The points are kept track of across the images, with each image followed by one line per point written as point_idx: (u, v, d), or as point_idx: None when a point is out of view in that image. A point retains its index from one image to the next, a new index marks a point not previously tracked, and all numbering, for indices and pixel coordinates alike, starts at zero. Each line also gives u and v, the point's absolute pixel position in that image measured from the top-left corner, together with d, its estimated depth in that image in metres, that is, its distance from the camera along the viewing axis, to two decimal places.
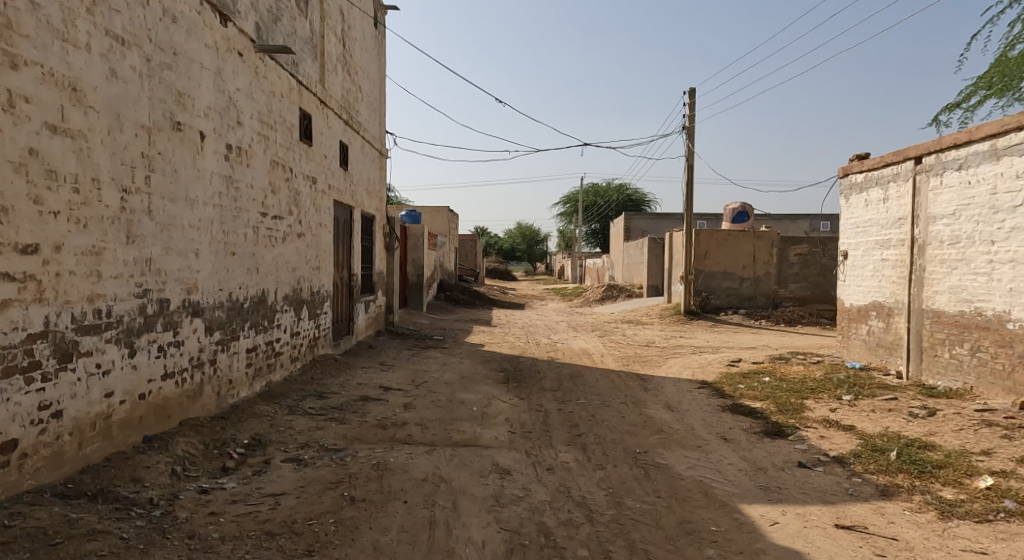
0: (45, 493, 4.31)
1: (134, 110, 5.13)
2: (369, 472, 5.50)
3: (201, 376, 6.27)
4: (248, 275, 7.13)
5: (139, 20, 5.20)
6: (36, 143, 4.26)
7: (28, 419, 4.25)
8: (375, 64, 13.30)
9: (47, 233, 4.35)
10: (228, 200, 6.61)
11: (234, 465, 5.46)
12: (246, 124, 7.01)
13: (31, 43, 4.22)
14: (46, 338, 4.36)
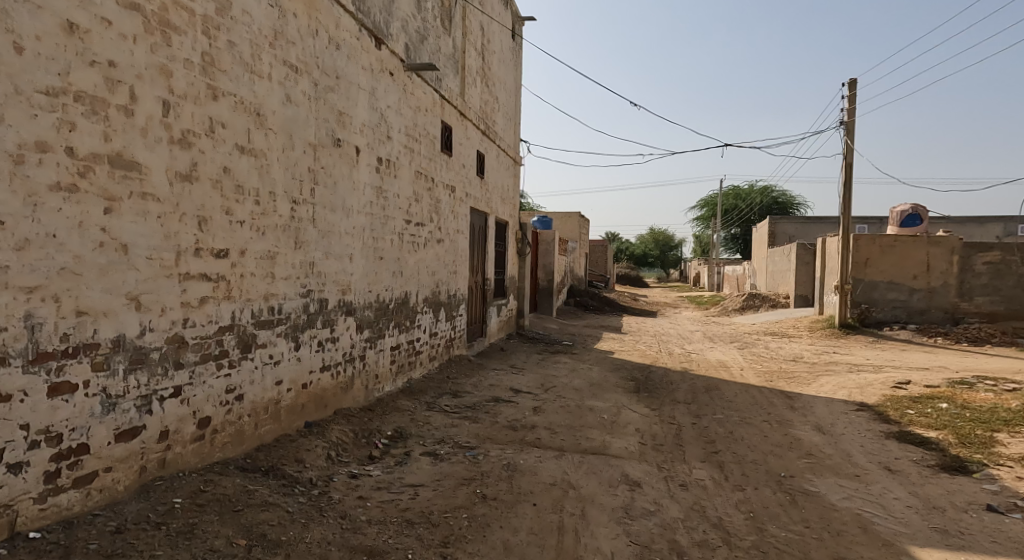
0: (230, 464, 4.94)
1: (303, 130, 5.75)
2: (500, 471, 5.82)
3: (353, 370, 6.88)
4: (394, 278, 7.72)
5: (310, 50, 5.82)
6: (230, 162, 4.89)
7: (218, 400, 4.88)
8: (511, 75, 13.79)
9: (235, 240, 4.98)
10: (378, 209, 7.20)
11: (379, 454, 5.97)
12: (395, 139, 7.60)
13: (228, 76, 4.85)
14: (232, 331, 4.99)
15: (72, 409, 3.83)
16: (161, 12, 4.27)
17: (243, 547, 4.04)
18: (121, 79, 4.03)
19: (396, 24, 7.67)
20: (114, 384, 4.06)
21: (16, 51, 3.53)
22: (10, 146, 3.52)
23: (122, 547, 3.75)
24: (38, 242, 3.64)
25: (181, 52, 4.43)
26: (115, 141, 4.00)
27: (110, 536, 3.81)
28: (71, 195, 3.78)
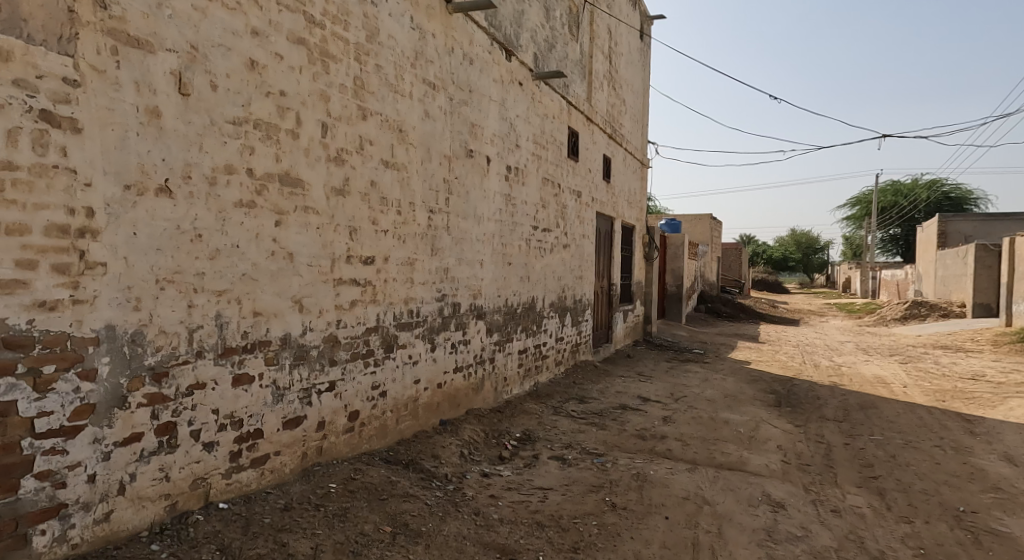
0: (375, 456, 5.32)
1: (440, 142, 6.09)
2: (630, 481, 5.86)
3: (483, 372, 7.17)
4: (522, 283, 7.96)
5: (446, 67, 6.16)
6: (376, 176, 5.29)
7: (365, 395, 5.27)
8: (639, 76, 13.75)
9: (380, 248, 5.37)
10: (507, 216, 7.47)
11: (509, 455, 6.19)
12: (523, 147, 7.85)
13: (376, 97, 5.26)
14: (377, 332, 5.38)
15: (250, 397, 4.29)
16: (321, 44, 4.70)
17: (388, 533, 4.34)
18: (289, 105, 4.47)
19: (526, 35, 7.92)
20: (282, 377, 4.50)
21: (212, 88, 3.98)
22: (207, 170, 3.97)
23: (290, 523, 4.14)
24: (226, 251, 4.10)
25: (337, 78, 4.85)
26: (284, 161, 4.44)
27: (279, 513, 4.22)
28: (250, 210, 4.22)
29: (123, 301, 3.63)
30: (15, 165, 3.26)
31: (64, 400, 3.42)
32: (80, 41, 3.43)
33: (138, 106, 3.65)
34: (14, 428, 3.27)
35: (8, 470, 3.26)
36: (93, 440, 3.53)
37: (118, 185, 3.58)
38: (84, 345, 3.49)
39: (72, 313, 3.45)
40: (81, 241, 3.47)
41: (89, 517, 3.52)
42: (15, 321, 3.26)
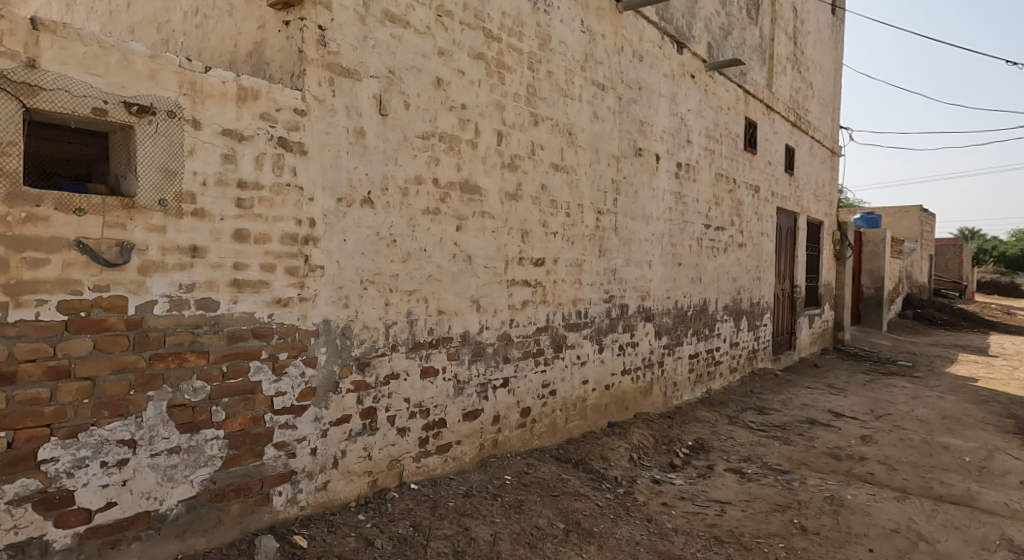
0: (545, 453, 5.51)
1: (608, 143, 6.18)
2: (822, 504, 5.41)
3: (652, 375, 7.15)
4: (693, 284, 7.82)
5: (616, 67, 6.23)
6: (547, 180, 5.47)
7: (536, 392, 5.48)
8: (830, 55, 12.92)
9: (550, 250, 5.55)
10: (677, 215, 7.38)
11: (681, 463, 6.13)
12: (695, 142, 7.72)
13: (547, 103, 5.44)
14: (547, 331, 5.56)
15: (435, 389, 4.62)
16: (498, 57, 4.96)
17: (561, 529, 4.49)
18: (469, 118, 4.76)
19: (699, 25, 7.77)
20: (462, 371, 4.81)
21: (405, 106, 4.32)
22: (401, 181, 4.33)
23: (471, 509, 4.41)
24: (416, 255, 4.45)
25: (512, 88, 5.09)
26: (464, 170, 4.74)
27: (462, 498, 4.51)
28: (436, 217, 4.55)
29: (336, 299, 4.05)
30: (260, 185, 3.73)
31: (293, 383, 3.89)
32: (307, 77, 3.82)
33: (349, 128, 4.04)
34: (260, 403, 3.77)
35: (256, 439, 3.76)
36: (315, 418, 3.98)
37: (333, 199, 4.00)
38: (308, 336, 3.94)
39: (299, 309, 3.90)
40: (306, 247, 3.91)
41: (312, 485, 3.99)
42: (260, 314, 3.75)
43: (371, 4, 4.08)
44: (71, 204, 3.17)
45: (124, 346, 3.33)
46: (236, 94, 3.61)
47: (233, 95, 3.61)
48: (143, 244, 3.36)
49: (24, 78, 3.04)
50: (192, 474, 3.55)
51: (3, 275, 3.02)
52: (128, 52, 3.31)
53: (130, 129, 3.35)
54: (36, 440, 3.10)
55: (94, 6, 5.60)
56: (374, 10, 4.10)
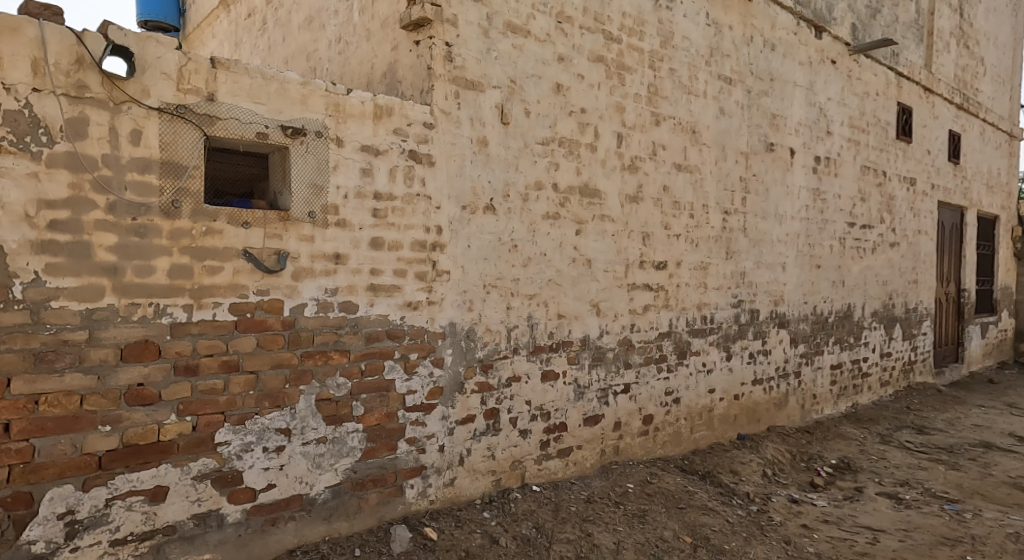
0: (669, 463, 5.31)
1: (736, 140, 5.88)
2: (1004, 541, 4.74)
3: (787, 387, 6.69)
4: (834, 288, 7.24)
5: (744, 59, 5.94)
6: (669, 180, 5.31)
7: (659, 399, 5.31)
8: (1007, 26, 11.53)
9: (672, 252, 5.36)
10: (815, 213, 6.88)
11: (823, 483, 5.69)
12: (836, 133, 7.16)
13: (669, 101, 5.28)
14: (669, 337, 5.37)
15: (556, 392, 4.62)
16: (618, 58, 4.89)
17: (688, 543, 4.31)
18: (589, 121, 4.72)
19: (840, 7, 7.22)
20: (583, 375, 4.77)
21: (526, 114, 4.35)
22: (522, 187, 4.36)
23: (593, 515, 4.35)
24: (536, 259, 4.47)
25: (632, 88, 5.00)
26: (583, 173, 4.70)
27: (584, 503, 4.45)
28: (555, 221, 4.55)
29: (461, 302, 4.14)
30: (393, 196, 3.84)
31: (423, 382, 4.02)
32: (434, 91, 3.89)
33: (472, 138, 4.10)
34: (394, 401, 3.92)
35: (391, 433, 3.92)
36: (442, 417, 4.09)
37: (458, 206, 4.07)
38: (436, 337, 4.04)
39: (427, 312, 4.01)
40: (434, 254, 4.00)
41: (441, 480, 4.11)
42: (393, 317, 3.89)
43: (494, 16, 4.15)
44: (240, 218, 3.49)
45: (280, 344, 3.61)
46: (373, 112, 3.76)
47: (371, 113, 3.76)
48: (295, 252, 3.60)
49: (205, 110, 3.43)
50: (336, 463, 3.79)
51: (188, 281, 3.41)
52: (285, 81, 3.59)
53: (286, 150, 3.60)
54: (213, 425, 3.49)
55: (254, 43, 6.05)
56: (496, 23, 4.16)
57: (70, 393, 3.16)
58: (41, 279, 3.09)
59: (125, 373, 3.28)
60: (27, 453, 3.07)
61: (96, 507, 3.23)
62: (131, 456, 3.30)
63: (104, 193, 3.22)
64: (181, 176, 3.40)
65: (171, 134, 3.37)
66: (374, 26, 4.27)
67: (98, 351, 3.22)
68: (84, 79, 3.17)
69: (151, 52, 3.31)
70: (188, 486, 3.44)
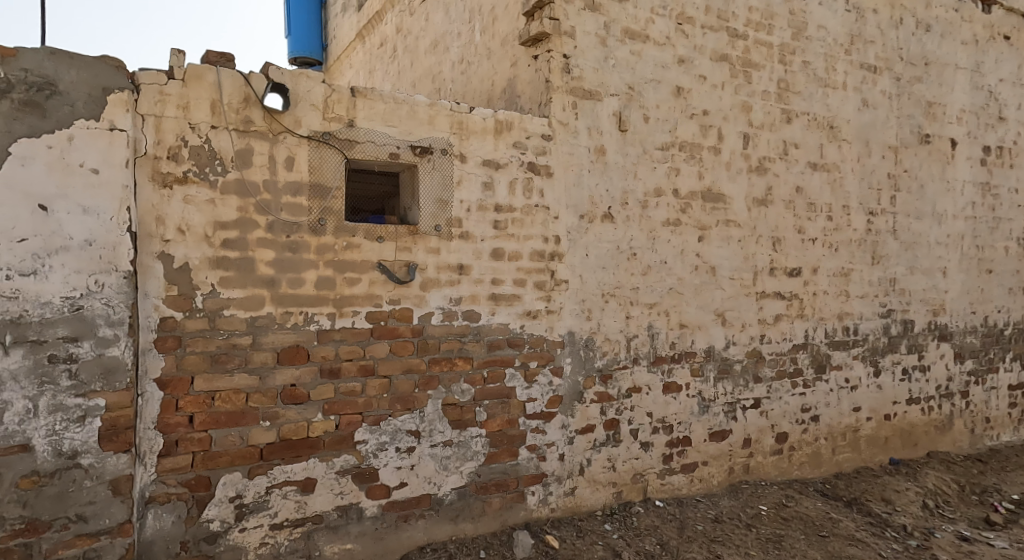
0: (809, 486, 4.93)
1: (883, 133, 5.35)
2: None
3: (951, 408, 5.90)
4: (1011, 296, 6.27)
5: (892, 43, 5.39)
6: (802, 181, 4.93)
7: (795, 417, 4.94)
8: None
9: (807, 258, 4.97)
10: (986, 210, 6.03)
11: (1001, 521, 4.84)
12: (1011, 118, 6.24)
13: (802, 97, 4.91)
14: (805, 350, 4.98)
15: (679, 405, 4.47)
16: (744, 54, 4.65)
17: None
18: (711, 123, 4.53)
19: None
20: (707, 389, 4.56)
21: (644, 120, 4.30)
22: (641, 195, 4.30)
23: (722, 536, 4.14)
24: (656, 268, 4.37)
25: (759, 85, 4.72)
26: (706, 178, 4.51)
27: (711, 523, 4.25)
28: (676, 228, 4.42)
29: (579, 312, 4.17)
30: (513, 208, 3.98)
31: (543, 390, 4.11)
32: (552, 104, 4.02)
33: (590, 147, 4.15)
34: (514, 408, 4.05)
35: (512, 440, 4.05)
36: (561, 426, 4.15)
37: (575, 216, 4.14)
38: (554, 346, 4.12)
39: (547, 321, 4.10)
40: (552, 263, 4.09)
41: (561, 489, 4.15)
42: (513, 325, 4.02)
43: (613, 24, 4.18)
44: (375, 233, 3.73)
45: (410, 350, 3.83)
46: (494, 128, 3.92)
47: (492, 129, 3.92)
48: (423, 264, 3.81)
49: (346, 135, 3.68)
50: (461, 466, 3.96)
51: (332, 291, 3.68)
52: (415, 103, 3.79)
53: (415, 169, 3.80)
54: (354, 425, 3.76)
55: (388, 68, 6.54)
56: (614, 30, 4.20)
57: (237, 391, 3.58)
58: (216, 291, 3.53)
59: (281, 375, 3.63)
60: (206, 442, 3.54)
61: (258, 494, 3.64)
62: (286, 449, 3.67)
63: (264, 214, 3.58)
64: (326, 197, 3.68)
65: (318, 158, 3.66)
66: (494, 45, 4.48)
67: (259, 354, 3.59)
68: (250, 115, 3.59)
69: (302, 87, 3.62)
70: (333, 480, 3.75)
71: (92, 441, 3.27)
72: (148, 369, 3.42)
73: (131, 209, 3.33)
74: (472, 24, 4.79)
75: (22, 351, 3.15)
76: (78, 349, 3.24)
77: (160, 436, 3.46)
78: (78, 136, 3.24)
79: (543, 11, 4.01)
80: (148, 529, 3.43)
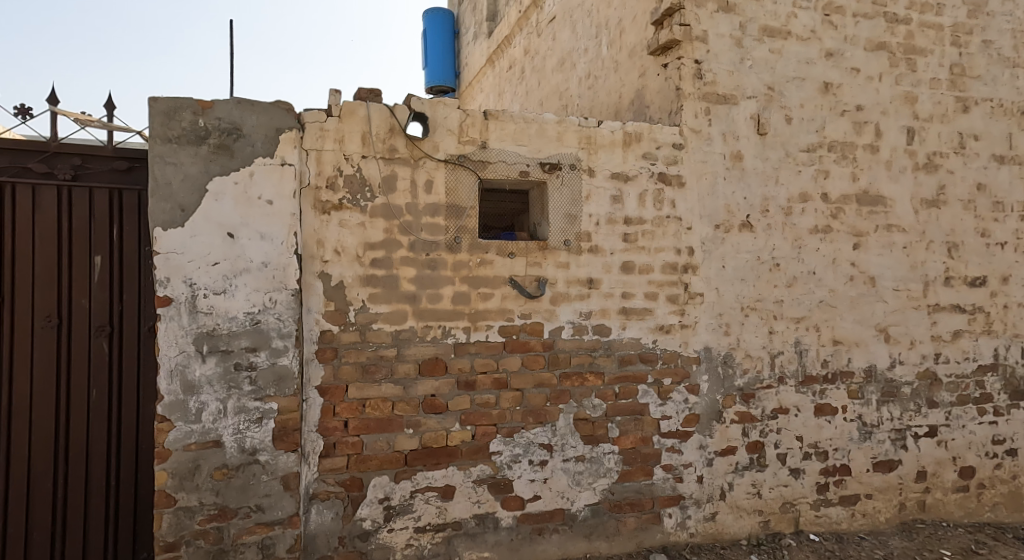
0: (1006, 531, 4.84)
1: None
2: None
3: None
4: None
5: None
6: (986, 175, 4.96)
7: (983, 449, 4.91)
8: None
9: (996, 264, 4.96)
10: None
11: None
12: None
13: (981, 81, 4.97)
14: (996, 372, 4.95)
15: (834, 429, 4.61)
16: (906, 42, 4.83)
17: None
18: (867, 119, 4.71)
19: None
20: (868, 413, 4.68)
21: (787, 121, 4.55)
22: (783, 202, 4.52)
23: None
24: (803, 278, 4.57)
25: (926, 74, 4.86)
26: (862, 179, 4.69)
27: None
28: (825, 235, 4.61)
29: (717, 326, 4.38)
30: (643, 220, 4.15)
31: (678, 407, 4.31)
32: (684, 110, 4.26)
33: (725, 154, 4.39)
34: (648, 425, 4.23)
35: (646, 458, 4.23)
36: (700, 446, 4.35)
37: (711, 226, 4.34)
38: (691, 363, 4.33)
39: (680, 336, 4.30)
40: (686, 275, 4.28)
41: (700, 514, 4.33)
42: (645, 340, 4.20)
43: (748, 24, 4.48)
44: (507, 249, 3.92)
45: (542, 364, 4.00)
46: (623, 140, 4.10)
47: (621, 141, 4.10)
48: (553, 278, 3.99)
49: (479, 156, 3.89)
50: (594, 482, 4.14)
51: (467, 306, 3.88)
52: (544, 121, 3.97)
53: (545, 186, 4.00)
54: (489, 436, 3.95)
55: (515, 90, 6.92)
56: (751, 30, 4.49)
57: (384, 399, 3.82)
58: (367, 306, 3.79)
59: (422, 386, 3.85)
60: (358, 446, 3.81)
61: (404, 497, 3.86)
62: (428, 456, 3.87)
63: (407, 234, 3.81)
64: (462, 216, 3.88)
65: (454, 181, 3.87)
66: (622, 57, 4.83)
67: (403, 365, 3.82)
68: (394, 143, 3.83)
69: (440, 113, 3.84)
70: (470, 488, 3.93)
71: (268, 440, 3.65)
72: (311, 378, 3.74)
73: (298, 234, 3.68)
74: (598, 40, 5.17)
75: (214, 359, 3.60)
76: (257, 358, 3.64)
77: (321, 438, 3.77)
78: (257, 172, 3.66)
79: (673, 18, 4.30)
80: (312, 523, 3.76)
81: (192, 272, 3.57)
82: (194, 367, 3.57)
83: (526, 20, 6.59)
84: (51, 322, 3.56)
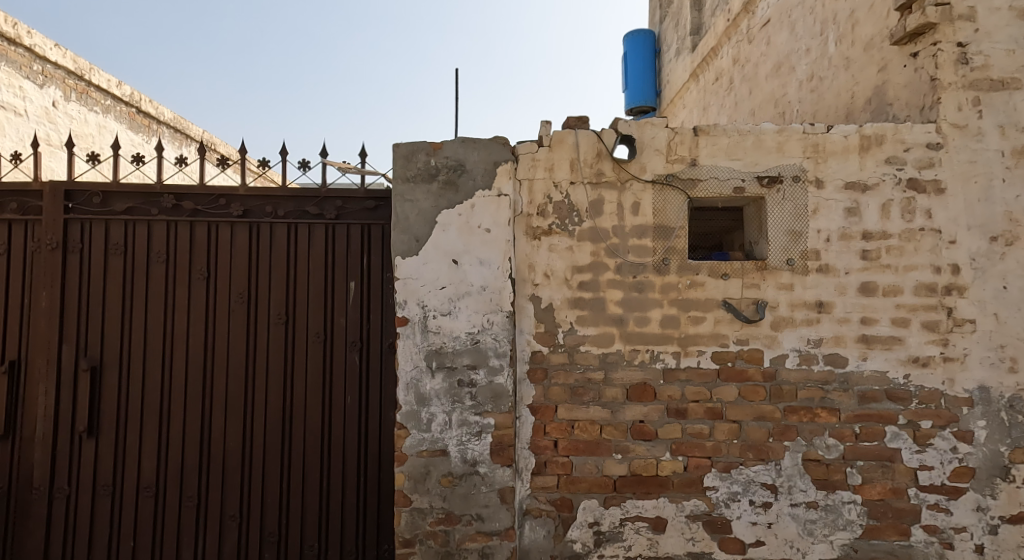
0: None
1: None
2: None
3: None
4: None
5: None
6: None
7: None
8: None
9: None
10: None
11: None
12: None
13: None
14: None
15: None
16: None
17: None
18: None
19: None
20: None
21: None
22: None
23: None
24: None
25: None
26: None
27: None
28: None
29: (997, 361, 3.61)
30: (888, 234, 3.65)
31: (943, 457, 3.61)
32: (942, 104, 3.64)
33: (1004, 150, 3.62)
34: (901, 474, 3.62)
35: (899, 514, 3.62)
36: (977, 507, 3.59)
37: (985, 238, 3.61)
38: (959, 405, 3.61)
39: (944, 371, 3.62)
40: (949, 298, 3.62)
41: None
42: (894, 374, 3.64)
43: None
44: (720, 270, 3.72)
45: (763, 396, 3.69)
46: (859, 144, 3.67)
47: (856, 146, 3.67)
48: (775, 301, 3.69)
49: (688, 174, 3.75)
50: (832, 535, 3.64)
51: (676, 330, 3.74)
52: (761, 133, 3.72)
53: (763, 201, 3.75)
54: (702, 468, 3.71)
55: (723, 102, 6.50)
56: None
57: (593, 422, 3.76)
58: (574, 328, 3.80)
59: (631, 410, 3.75)
60: (568, 466, 3.78)
61: (614, 523, 3.74)
62: (639, 484, 3.73)
63: (614, 257, 3.78)
64: (670, 237, 3.77)
65: (661, 202, 3.78)
66: (854, 52, 4.30)
67: (611, 389, 3.76)
68: (601, 167, 3.82)
69: (648, 133, 3.78)
70: (683, 523, 3.71)
71: (486, 453, 3.73)
72: (523, 396, 3.80)
73: (512, 259, 3.79)
74: (824, 37, 4.66)
75: (442, 375, 3.76)
76: (477, 376, 3.76)
77: (532, 456, 3.79)
78: (478, 203, 3.82)
79: None
80: (526, 538, 3.77)
81: (425, 295, 3.78)
82: (425, 382, 3.76)
83: (735, 27, 6.18)
84: (320, 337, 4.09)
